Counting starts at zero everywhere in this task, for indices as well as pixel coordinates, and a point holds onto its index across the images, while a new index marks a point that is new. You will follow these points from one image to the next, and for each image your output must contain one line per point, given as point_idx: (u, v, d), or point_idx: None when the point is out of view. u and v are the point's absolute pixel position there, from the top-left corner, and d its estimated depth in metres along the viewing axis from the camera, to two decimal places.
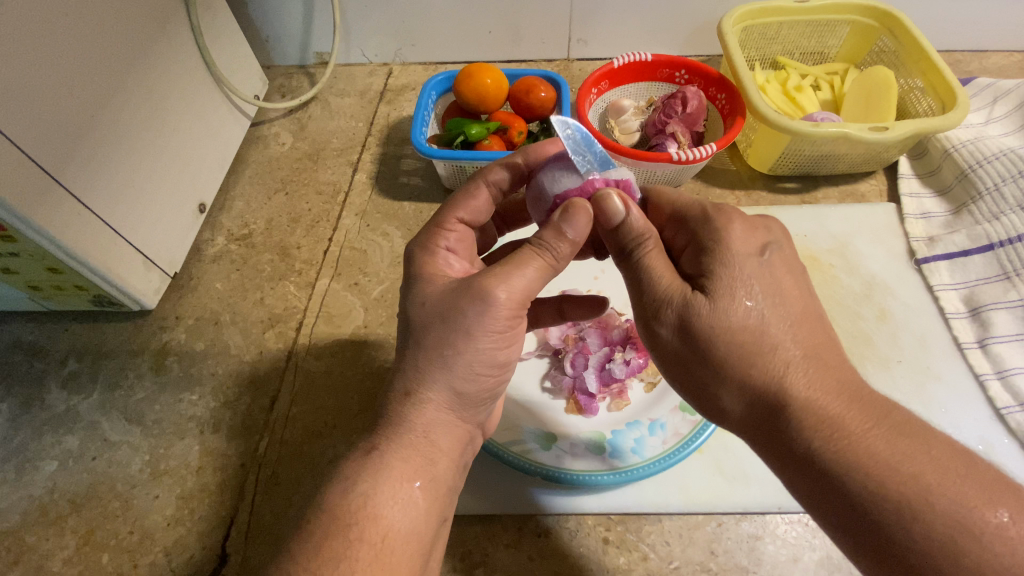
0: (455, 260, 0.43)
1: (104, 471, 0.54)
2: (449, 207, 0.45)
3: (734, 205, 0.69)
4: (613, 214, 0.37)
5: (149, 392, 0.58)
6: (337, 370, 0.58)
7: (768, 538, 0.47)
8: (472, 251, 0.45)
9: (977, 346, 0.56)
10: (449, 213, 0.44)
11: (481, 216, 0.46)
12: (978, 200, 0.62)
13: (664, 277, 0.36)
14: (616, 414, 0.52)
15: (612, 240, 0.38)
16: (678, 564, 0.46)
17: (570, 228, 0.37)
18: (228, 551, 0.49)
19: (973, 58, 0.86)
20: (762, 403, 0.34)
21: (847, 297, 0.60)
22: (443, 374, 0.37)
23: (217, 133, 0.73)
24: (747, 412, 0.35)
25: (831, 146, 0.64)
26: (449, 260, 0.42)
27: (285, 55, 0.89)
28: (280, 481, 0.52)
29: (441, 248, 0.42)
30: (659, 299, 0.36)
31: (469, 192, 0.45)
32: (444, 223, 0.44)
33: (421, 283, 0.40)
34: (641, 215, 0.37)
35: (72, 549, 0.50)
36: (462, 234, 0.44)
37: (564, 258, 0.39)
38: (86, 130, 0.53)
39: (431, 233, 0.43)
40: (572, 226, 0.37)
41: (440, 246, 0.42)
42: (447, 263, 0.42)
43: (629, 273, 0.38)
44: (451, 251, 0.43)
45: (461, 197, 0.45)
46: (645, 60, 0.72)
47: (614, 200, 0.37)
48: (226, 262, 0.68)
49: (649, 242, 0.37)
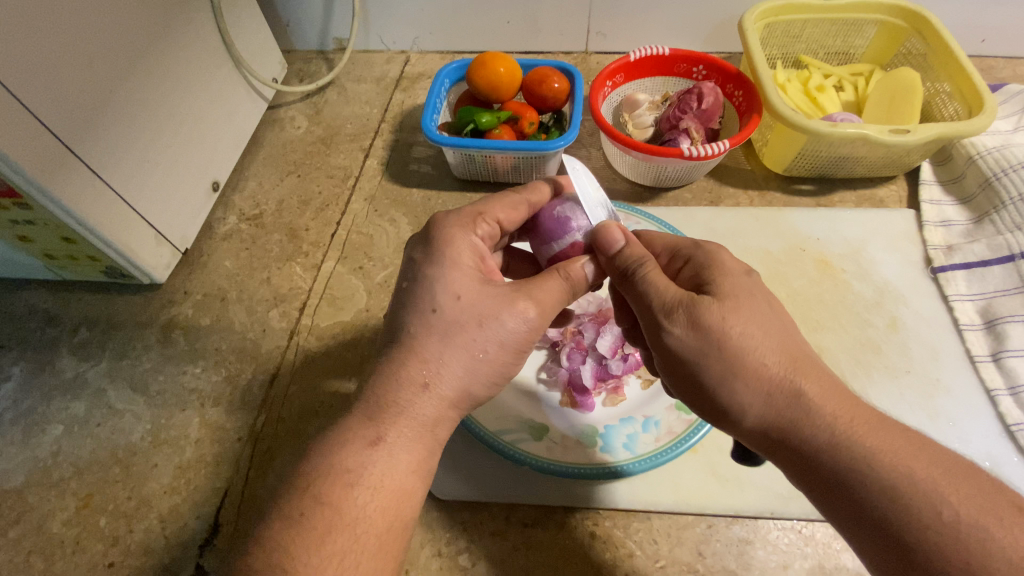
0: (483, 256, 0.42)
1: (108, 438, 0.55)
2: (492, 203, 0.45)
3: (745, 205, 0.68)
4: (614, 242, 0.42)
5: (155, 363, 0.60)
6: (337, 351, 0.59)
7: (759, 544, 0.46)
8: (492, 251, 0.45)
9: (990, 360, 0.54)
10: (493, 210, 0.44)
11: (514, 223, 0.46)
12: (1002, 209, 0.59)
13: (667, 292, 0.38)
14: (611, 409, 0.52)
15: (612, 267, 0.42)
16: (664, 563, 0.46)
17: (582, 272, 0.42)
18: (220, 522, 0.50)
19: (1006, 64, 0.82)
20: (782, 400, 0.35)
21: (857, 303, 0.59)
22: (412, 344, 0.38)
23: (234, 115, 0.74)
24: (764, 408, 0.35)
25: (850, 148, 0.62)
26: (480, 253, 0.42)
27: (306, 40, 0.90)
28: (275, 457, 0.53)
29: (475, 238, 0.42)
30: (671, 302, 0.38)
31: (512, 198, 0.46)
32: (484, 217, 0.43)
33: (419, 264, 0.40)
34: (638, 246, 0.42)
35: (71, 511, 0.51)
36: (491, 233, 0.44)
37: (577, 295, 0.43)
38: (104, 105, 0.55)
39: (467, 221, 0.43)
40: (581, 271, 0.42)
41: (474, 235, 0.42)
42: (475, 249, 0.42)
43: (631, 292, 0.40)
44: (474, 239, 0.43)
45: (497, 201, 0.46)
46: (662, 54, 0.71)
47: (615, 231, 0.42)
48: (235, 241, 0.69)
49: (649, 264, 0.40)
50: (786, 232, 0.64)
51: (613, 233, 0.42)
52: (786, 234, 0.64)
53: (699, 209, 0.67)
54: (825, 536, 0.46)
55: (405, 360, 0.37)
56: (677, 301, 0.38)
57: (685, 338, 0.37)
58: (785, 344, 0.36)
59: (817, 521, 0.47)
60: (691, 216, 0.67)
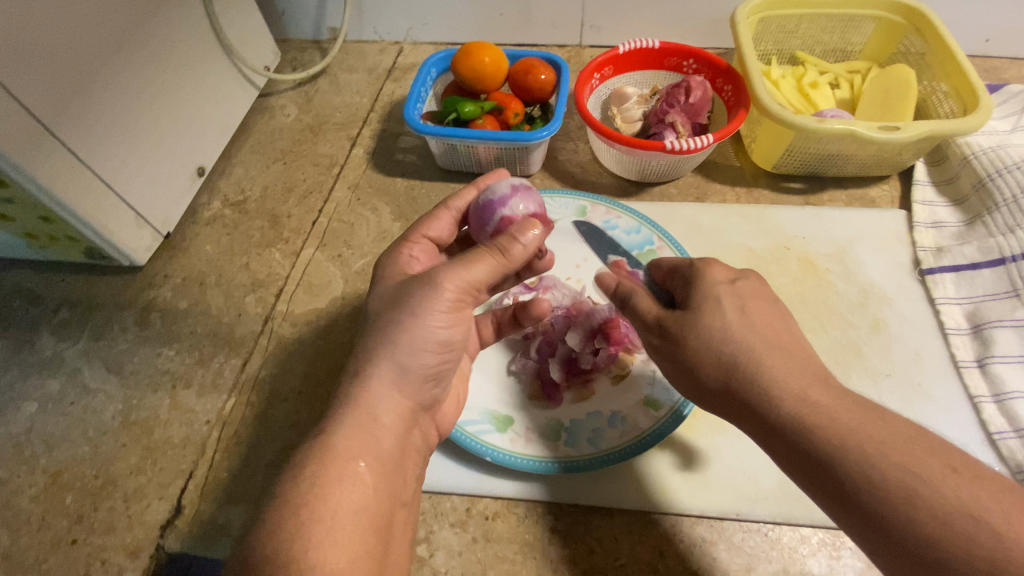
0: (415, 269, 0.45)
1: (79, 417, 0.55)
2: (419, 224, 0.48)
3: (732, 201, 0.67)
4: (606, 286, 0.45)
5: (131, 344, 0.60)
6: (310, 338, 0.59)
7: (722, 545, 0.45)
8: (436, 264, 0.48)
9: (975, 365, 0.52)
10: (418, 228, 0.47)
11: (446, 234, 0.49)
12: (994, 211, 0.58)
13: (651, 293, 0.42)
14: (579, 403, 0.50)
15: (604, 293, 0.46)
16: (624, 561, 0.45)
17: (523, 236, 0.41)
18: (182, 503, 0.50)
19: (1012, 65, 0.80)
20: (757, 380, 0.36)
21: (841, 304, 0.57)
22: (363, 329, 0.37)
23: (222, 101, 0.75)
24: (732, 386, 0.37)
25: (839, 145, 0.60)
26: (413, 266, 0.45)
27: (300, 29, 0.90)
28: (241, 441, 0.53)
29: (405, 255, 0.45)
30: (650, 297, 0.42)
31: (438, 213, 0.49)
32: (411, 237, 0.47)
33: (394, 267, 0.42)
34: (631, 283, 0.45)
35: (39, 488, 0.52)
36: (426, 247, 0.47)
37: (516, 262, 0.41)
38: (84, 85, 0.55)
39: (397, 245, 0.46)
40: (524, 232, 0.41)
41: (404, 253, 0.45)
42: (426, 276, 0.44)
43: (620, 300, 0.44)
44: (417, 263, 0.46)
45: (432, 220, 0.48)
46: (651, 47, 0.70)
47: (608, 281, 0.45)
48: (218, 226, 0.69)
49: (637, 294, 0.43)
50: (772, 230, 0.63)
51: (606, 279, 0.46)
52: (771, 232, 0.63)
53: (684, 204, 0.66)
54: (792, 540, 0.45)
55: None
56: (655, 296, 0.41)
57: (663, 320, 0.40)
58: (759, 329, 0.38)
59: (784, 525, 0.46)
60: (675, 211, 0.65)
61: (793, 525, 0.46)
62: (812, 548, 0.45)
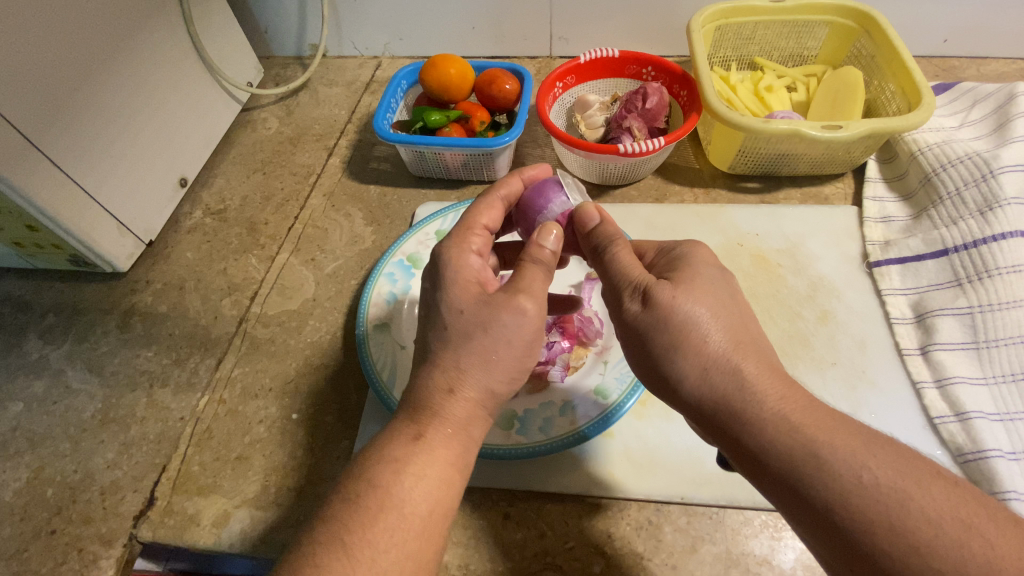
0: (484, 267, 0.43)
1: (61, 415, 0.58)
2: (472, 216, 0.46)
3: (690, 201, 0.69)
4: (589, 220, 0.45)
5: (112, 346, 0.63)
6: (282, 338, 0.61)
7: (668, 528, 0.47)
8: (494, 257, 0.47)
9: (918, 353, 0.53)
10: (476, 222, 0.45)
11: (497, 223, 0.48)
12: (939, 204, 0.59)
13: (633, 271, 0.41)
14: (534, 395, 0.52)
15: (588, 244, 0.45)
16: (573, 544, 0.46)
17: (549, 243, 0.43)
18: (155, 495, 0.52)
19: (969, 64, 0.82)
20: (716, 373, 0.36)
21: (790, 297, 0.59)
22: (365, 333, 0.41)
23: (204, 115, 0.78)
24: (699, 383, 0.37)
25: (787, 144, 0.63)
26: (480, 265, 0.43)
27: (283, 46, 0.94)
28: (213, 435, 0.55)
29: (471, 253, 0.43)
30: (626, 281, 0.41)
31: (487, 203, 0.47)
32: (473, 231, 0.45)
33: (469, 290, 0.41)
34: (612, 225, 0.45)
35: (21, 482, 0.54)
36: (485, 241, 0.45)
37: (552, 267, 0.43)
38: (67, 102, 0.58)
39: (460, 240, 0.44)
40: (548, 241, 0.43)
41: (472, 251, 0.43)
42: (479, 267, 0.43)
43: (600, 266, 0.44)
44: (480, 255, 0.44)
45: (486, 211, 0.47)
46: (611, 56, 0.73)
47: (591, 210, 0.45)
48: (198, 234, 0.72)
49: (620, 243, 0.43)
50: (726, 228, 0.65)
51: (589, 212, 0.45)
52: (725, 231, 0.65)
53: (643, 205, 0.68)
54: (736, 522, 0.47)
55: None
56: (637, 281, 0.41)
57: (638, 315, 0.40)
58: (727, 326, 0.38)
59: (729, 508, 0.47)
60: (633, 212, 0.68)
61: (737, 508, 0.47)
62: (755, 529, 0.46)
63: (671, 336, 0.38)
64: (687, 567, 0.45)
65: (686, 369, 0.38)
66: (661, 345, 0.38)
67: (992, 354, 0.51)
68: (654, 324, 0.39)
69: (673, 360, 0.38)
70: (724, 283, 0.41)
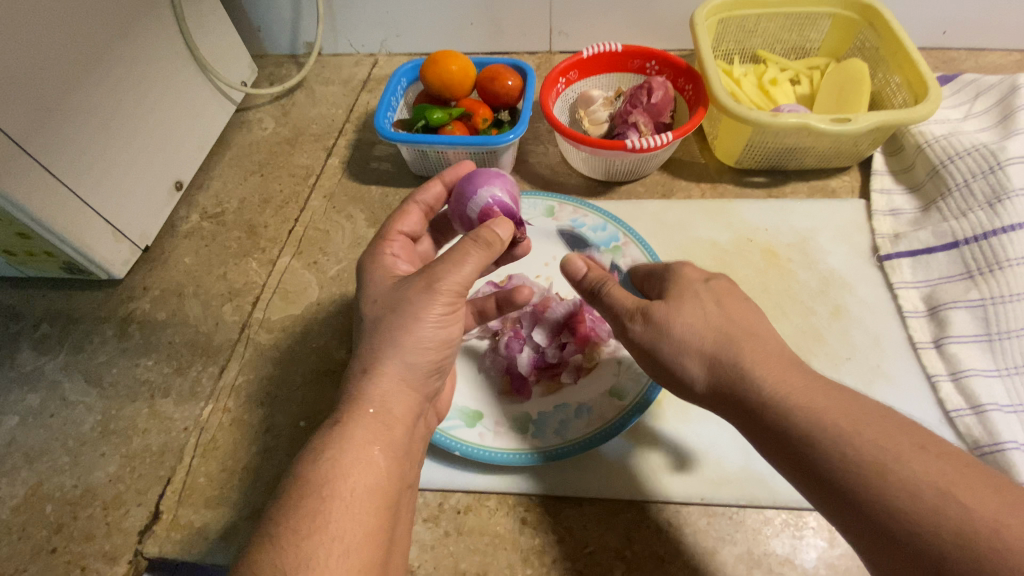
0: (399, 265, 0.46)
1: (59, 428, 0.56)
2: (388, 224, 0.50)
3: (697, 197, 0.68)
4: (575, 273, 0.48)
5: (109, 356, 0.61)
6: (286, 344, 0.60)
7: (688, 529, 0.46)
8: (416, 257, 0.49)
9: (932, 346, 0.53)
10: (391, 228, 0.49)
11: (418, 228, 0.51)
12: (947, 196, 0.59)
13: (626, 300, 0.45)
14: (547, 396, 0.51)
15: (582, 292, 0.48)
16: (593, 548, 0.46)
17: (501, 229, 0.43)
18: (160, 509, 0.51)
19: (969, 56, 0.82)
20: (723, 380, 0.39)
21: (801, 292, 0.59)
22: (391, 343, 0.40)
23: (199, 116, 0.76)
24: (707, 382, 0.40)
25: (796, 138, 0.62)
26: (395, 264, 0.46)
27: (276, 45, 0.92)
28: (218, 446, 0.53)
29: (388, 257, 0.46)
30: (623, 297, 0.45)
31: (404, 210, 0.51)
32: (388, 237, 0.49)
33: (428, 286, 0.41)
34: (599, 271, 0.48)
35: (19, 499, 0.52)
36: (402, 244, 0.49)
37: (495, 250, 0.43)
38: (57, 105, 0.56)
39: (375, 247, 0.47)
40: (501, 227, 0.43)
41: (386, 255, 0.46)
42: (394, 267, 0.46)
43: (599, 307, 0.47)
44: (397, 258, 0.47)
45: (403, 217, 0.50)
46: (614, 50, 0.72)
47: (578, 263, 0.48)
48: (196, 238, 0.71)
49: (608, 285, 0.46)
50: (735, 223, 0.64)
51: (575, 263, 0.48)
52: (735, 226, 0.64)
53: (651, 201, 0.68)
54: (756, 522, 0.46)
55: None
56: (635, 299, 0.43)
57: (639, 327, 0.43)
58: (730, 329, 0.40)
59: (748, 508, 0.47)
60: (641, 208, 0.67)
61: (757, 507, 0.47)
62: (775, 528, 0.46)
63: (672, 342, 0.41)
64: (709, 568, 0.44)
65: (695, 374, 0.40)
66: (668, 350, 0.41)
67: (1005, 346, 0.51)
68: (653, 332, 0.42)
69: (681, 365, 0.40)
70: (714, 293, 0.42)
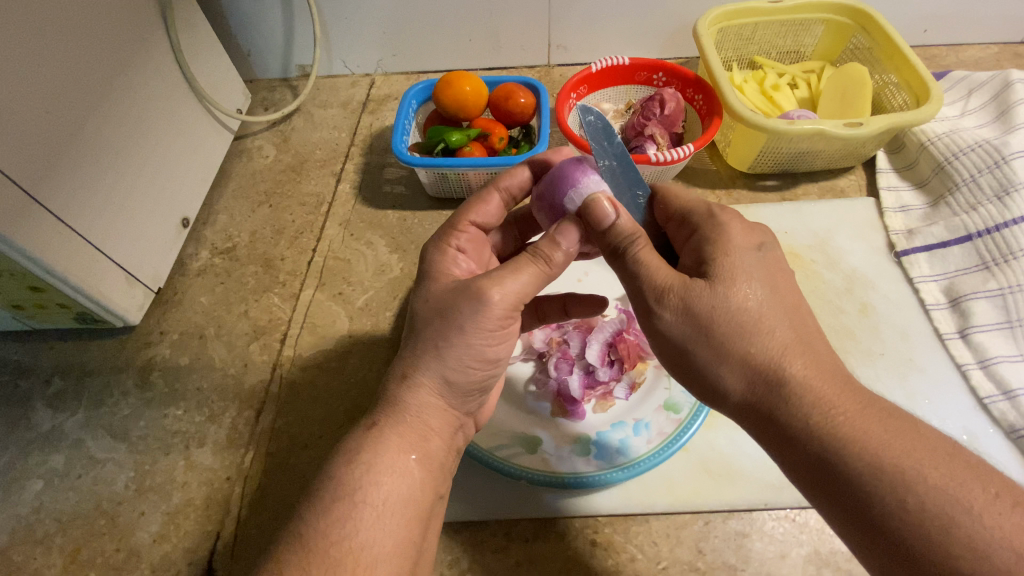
0: (461, 260, 0.46)
1: (90, 490, 0.53)
2: (464, 210, 0.49)
3: (715, 204, 0.70)
4: (602, 218, 0.38)
5: (134, 408, 0.58)
6: (323, 380, 0.58)
7: (756, 536, 0.47)
8: (481, 252, 0.49)
9: (958, 337, 0.56)
10: (464, 216, 0.49)
11: (491, 219, 0.50)
12: (955, 191, 0.62)
13: (658, 274, 0.37)
14: (601, 415, 0.52)
15: (602, 241, 0.39)
16: (665, 564, 0.46)
17: (565, 240, 0.40)
18: (214, 566, 0.49)
19: (949, 52, 0.87)
20: (763, 382, 0.35)
21: (828, 292, 0.61)
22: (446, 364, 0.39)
23: (199, 148, 0.74)
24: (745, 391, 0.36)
25: (808, 143, 0.64)
26: (457, 258, 0.46)
27: (268, 69, 0.90)
28: (266, 494, 0.52)
29: (451, 248, 0.46)
30: (657, 285, 0.37)
31: (482, 198, 0.50)
32: (459, 225, 0.48)
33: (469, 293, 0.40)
34: (631, 219, 0.39)
35: (58, 569, 0.50)
36: (471, 236, 0.48)
37: (557, 266, 0.41)
38: (64, 149, 0.53)
39: (445, 234, 0.47)
40: (566, 238, 0.40)
41: (450, 245, 0.46)
42: (453, 261, 0.45)
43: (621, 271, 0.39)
44: (460, 252, 0.46)
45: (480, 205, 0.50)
46: (622, 63, 0.73)
47: (604, 204, 0.38)
48: (210, 276, 0.68)
49: (639, 242, 0.38)
50: None
51: (603, 206, 0.39)
52: None
53: None
54: (819, 522, 0.47)
55: None
56: (666, 285, 0.36)
57: (673, 325, 0.36)
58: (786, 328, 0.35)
59: (809, 509, 0.48)
60: None
61: None
62: None
63: (711, 349, 0.36)
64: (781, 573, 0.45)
65: (730, 379, 0.36)
66: (704, 357, 0.36)
67: None
68: (695, 333, 0.36)
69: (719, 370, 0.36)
70: (766, 276, 0.37)
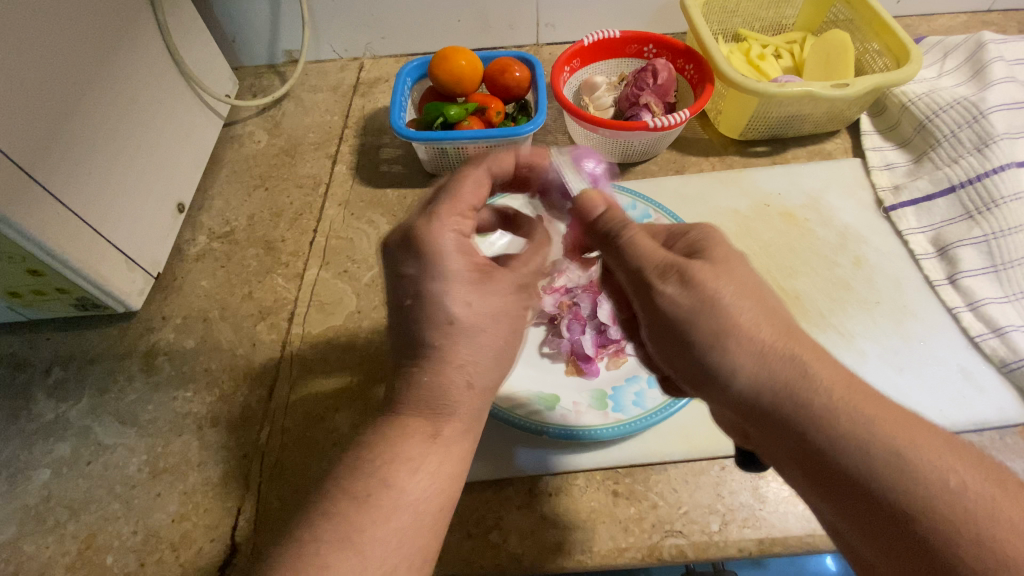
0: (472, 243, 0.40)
1: (101, 475, 0.52)
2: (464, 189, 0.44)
3: (709, 170, 0.72)
4: (592, 208, 0.40)
5: (141, 393, 0.57)
6: (334, 355, 0.58)
7: (771, 476, 0.48)
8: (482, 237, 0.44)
9: (947, 283, 0.58)
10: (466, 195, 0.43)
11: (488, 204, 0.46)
12: (937, 146, 0.65)
13: (656, 254, 0.36)
14: (615, 371, 0.54)
15: (593, 231, 0.40)
16: (687, 509, 0.47)
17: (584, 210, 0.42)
18: (237, 540, 0.48)
19: (920, 22, 0.90)
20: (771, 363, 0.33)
21: (823, 247, 0.63)
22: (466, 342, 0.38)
23: (190, 133, 0.72)
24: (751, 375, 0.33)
25: (797, 106, 0.67)
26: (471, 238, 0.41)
27: (254, 55, 0.88)
28: (284, 468, 0.51)
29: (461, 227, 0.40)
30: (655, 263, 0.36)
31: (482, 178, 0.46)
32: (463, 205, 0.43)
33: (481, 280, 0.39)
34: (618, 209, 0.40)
35: (73, 555, 0.49)
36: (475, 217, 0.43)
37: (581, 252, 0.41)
38: (58, 128, 0.52)
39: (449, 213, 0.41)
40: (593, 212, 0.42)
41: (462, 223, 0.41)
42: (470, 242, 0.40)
43: (612, 256, 0.39)
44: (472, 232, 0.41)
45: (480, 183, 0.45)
46: (613, 36, 0.74)
47: (596, 197, 0.40)
48: (210, 261, 0.67)
49: (629, 226, 0.38)
50: (750, 190, 0.68)
51: (593, 200, 0.40)
52: (751, 193, 0.68)
53: (668, 178, 0.70)
54: None
55: (410, 346, 0.38)
56: (669, 262, 0.36)
57: (675, 299, 0.35)
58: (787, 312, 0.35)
59: None
60: (661, 185, 0.70)
61: None
62: None
63: (716, 325, 0.33)
64: (798, 510, 0.47)
65: (738, 359, 0.33)
66: (708, 335, 0.34)
67: (1010, 274, 0.57)
68: (697, 309, 0.34)
69: (724, 350, 0.33)
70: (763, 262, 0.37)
